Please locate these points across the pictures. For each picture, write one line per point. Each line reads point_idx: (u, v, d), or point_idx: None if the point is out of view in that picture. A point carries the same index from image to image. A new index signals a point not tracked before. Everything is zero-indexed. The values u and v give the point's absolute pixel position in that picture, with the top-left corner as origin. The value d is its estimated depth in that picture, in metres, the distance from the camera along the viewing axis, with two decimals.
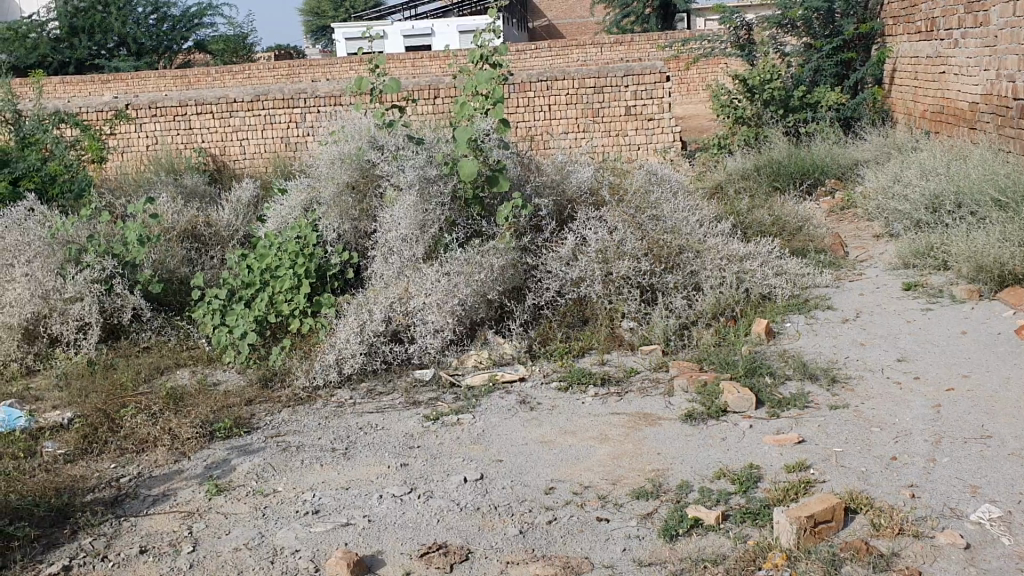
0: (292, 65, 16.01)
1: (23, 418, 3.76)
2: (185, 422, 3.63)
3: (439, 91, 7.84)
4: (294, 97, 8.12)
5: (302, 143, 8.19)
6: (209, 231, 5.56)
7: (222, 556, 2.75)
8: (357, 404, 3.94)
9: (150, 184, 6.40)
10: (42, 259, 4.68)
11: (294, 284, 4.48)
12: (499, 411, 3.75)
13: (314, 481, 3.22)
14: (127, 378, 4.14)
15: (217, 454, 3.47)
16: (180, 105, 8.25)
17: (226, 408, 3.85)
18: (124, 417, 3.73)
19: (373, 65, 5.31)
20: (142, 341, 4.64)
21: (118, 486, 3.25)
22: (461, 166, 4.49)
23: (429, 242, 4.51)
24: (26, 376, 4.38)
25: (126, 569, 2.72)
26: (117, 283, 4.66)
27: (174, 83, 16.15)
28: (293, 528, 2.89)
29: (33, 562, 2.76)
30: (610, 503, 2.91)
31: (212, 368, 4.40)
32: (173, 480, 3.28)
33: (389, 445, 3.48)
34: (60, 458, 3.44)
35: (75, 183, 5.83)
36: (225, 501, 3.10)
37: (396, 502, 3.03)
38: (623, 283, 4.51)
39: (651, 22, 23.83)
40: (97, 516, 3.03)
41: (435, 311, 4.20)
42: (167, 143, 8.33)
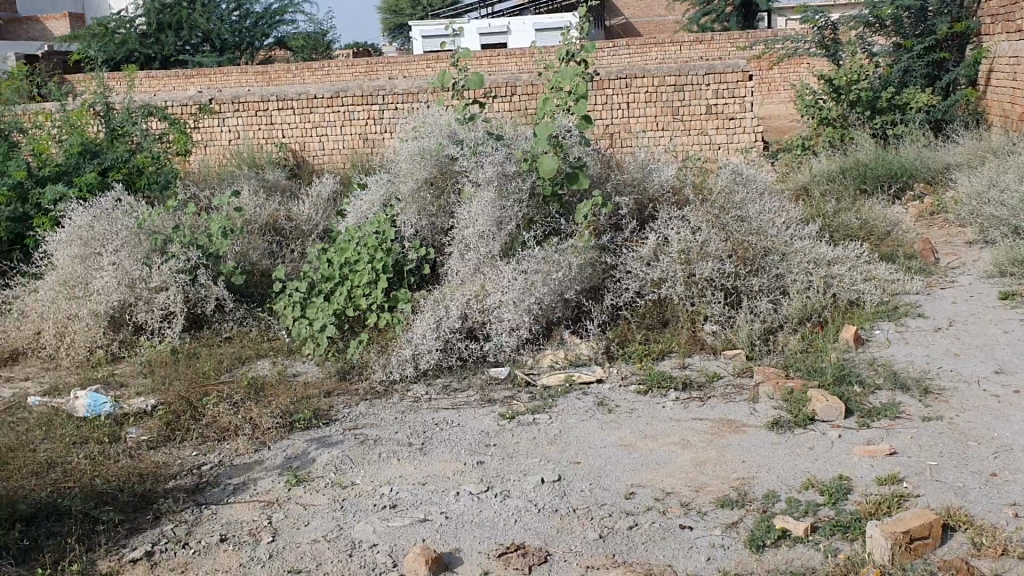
0: (371, 63, 16.21)
1: (108, 403, 3.83)
2: (265, 412, 3.65)
3: (517, 88, 7.81)
4: (373, 94, 8.20)
5: (380, 140, 8.27)
6: (289, 225, 5.59)
7: (301, 547, 2.75)
8: (432, 399, 3.92)
9: (233, 177, 6.49)
10: (129, 248, 4.76)
11: (371, 278, 4.46)
12: (577, 413, 3.69)
13: (392, 474, 3.21)
14: (209, 367, 4.20)
15: (297, 444, 3.48)
16: (262, 100, 8.36)
17: (306, 399, 3.88)
18: (206, 405, 3.77)
19: (455, 59, 5.28)
20: (224, 331, 4.72)
21: (199, 473, 3.27)
22: (541, 162, 4.46)
23: (506, 239, 4.48)
24: (112, 363, 4.48)
25: (208, 557, 2.73)
26: (201, 274, 4.74)
27: (256, 78, 16.47)
28: (371, 522, 2.88)
29: (117, 546, 2.78)
30: (693, 511, 2.83)
31: (292, 359, 4.44)
32: (254, 469, 3.30)
33: (465, 443, 3.45)
34: (144, 444, 3.49)
35: (161, 175, 5.95)
36: (304, 492, 3.11)
37: (474, 500, 2.99)
38: (707, 284, 4.40)
39: (732, 22, 23.51)
40: (180, 502, 3.05)
41: (512, 309, 4.17)
42: (249, 138, 8.47)
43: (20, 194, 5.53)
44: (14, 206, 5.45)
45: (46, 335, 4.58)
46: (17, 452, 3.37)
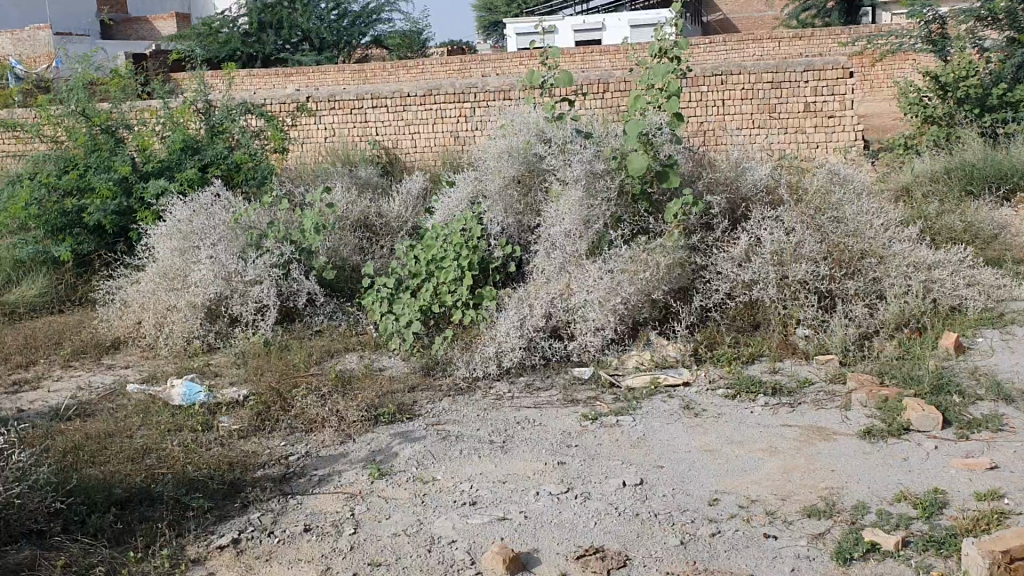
0: (465, 61, 16.38)
1: (202, 393, 3.95)
2: (351, 406, 3.71)
3: (609, 85, 7.78)
4: (465, 91, 8.26)
5: (471, 137, 8.30)
6: (380, 221, 5.66)
7: (381, 540, 2.78)
8: (516, 398, 3.92)
9: (327, 174, 6.62)
10: (226, 243, 4.89)
11: (457, 275, 4.49)
12: (661, 416, 3.64)
13: (473, 472, 3.22)
14: (299, 360, 4.29)
15: (381, 438, 3.52)
16: (358, 98, 8.53)
17: (391, 393, 3.92)
18: (295, 397, 3.85)
19: (545, 57, 5.27)
20: (315, 325, 4.82)
21: (286, 463, 3.34)
22: (631, 161, 4.42)
23: (593, 238, 4.45)
24: (207, 353, 4.62)
25: (291, 546, 2.78)
26: (294, 268, 4.85)
27: (352, 77, 16.78)
28: (450, 518, 2.89)
29: (206, 532, 2.86)
30: (779, 520, 2.76)
31: (379, 353, 4.50)
32: (338, 461, 3.35)
33: (547, 442, 3.44)
34: (235, 432, 3.58)
35: (258, 171, 6.11)
36: (386, 485, 3.15)
37: (554, 501, 2.98)
38: (800, 287, 4.29)
39: (834, 16, 22.91)
40: (267, 491, 3.12)
41: (598, 309, 4.13)
42: (344, 135, 8.63)
43: (125, 188, 5.82)
44: (120, 200, 5.75)
45: (147, 325, 4.75)
46: (116, 437, 3.50)
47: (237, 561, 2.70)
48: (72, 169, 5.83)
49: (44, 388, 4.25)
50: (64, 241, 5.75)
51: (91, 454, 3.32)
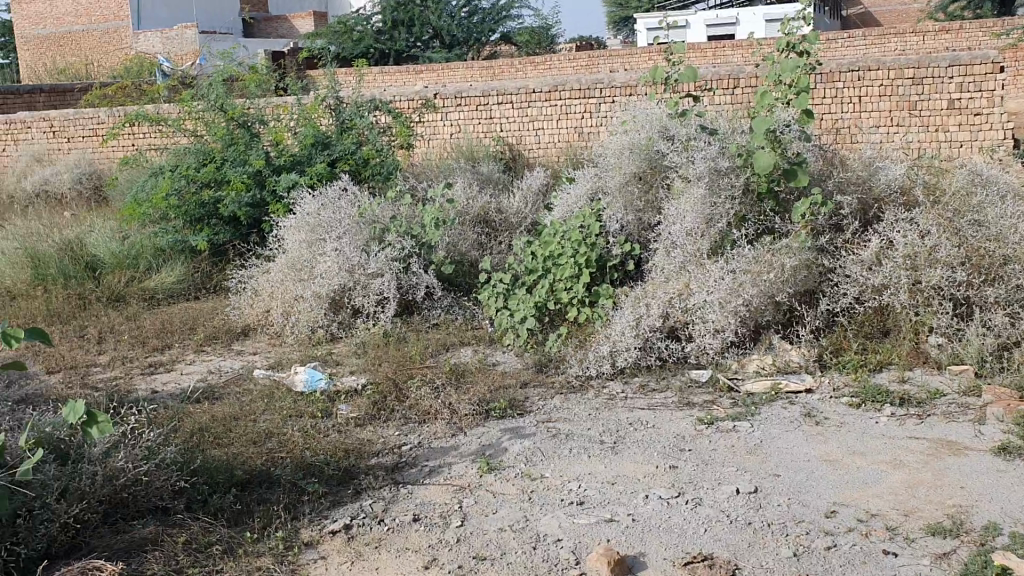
0: (594, 56, 16.38)
1: (323, 380, 4.07)
2: (464, 399, 3.75)
3: (739, 80, 7.59)
4: (591, 87, 8.25)
5: (595, 133, 8.30)
6: (500, 217, 5.68)
7: (487, 534, 2.79)
8: (630, 398, 3.87)
9: (450, 170, 6.71)
10: (350, 237, 4.95)
11: (575, 272, 4.47)
12: (780, 422, 3.52)
13: (582, 471, 3.20)
14: (416, 352, 4.35)
15: (492, 433, 3.54)
16: (484, 95, 8.61)
17: (504, 388, 3.94)
18: (410, 388, 3.92)
19: (669, 53, 5.18)
20: (433, 318, 4.89)
21: (399, 453, 3.39)
22: (757, 158, 4.30)
23: (715, 237, 4.35)
24: (329, 343, 4.75)
25: (400, 535, 2.83)
26: (414, 262, 4.93)
27: (480, 74, 17.00)
28: (557, 517, 2.88)
29: (319, 516, 2.93)
30: (900, 537, 2.63)
31: (493, 348, 4.53)
32: (449, 453, 3.38)
33: (659, 445, 3.38)
34: (352, 420, 3.66)
35: (384, 167, 6.24)
36: (495, 479, 3.16)
37: (663, 505, 2.92)
38: (934, 293, 4.08)
39: (986, 8, 21.70)
40: (379, 479, 3.18)
41: (718, 311, 4.04)
42: (469, 131, 8.72)
43: (258, 181, 6.05)
44: (253, 193, 5.99)
45: (274, 314, 4.92)
46: (239, 421, 3.63)
47: (347, 547, 2.76)
48: (210, 163, 6.10)
49: (177, 371, 4.46)
50: (202, 231, 6.03)
51: (216, 436, 3.46)
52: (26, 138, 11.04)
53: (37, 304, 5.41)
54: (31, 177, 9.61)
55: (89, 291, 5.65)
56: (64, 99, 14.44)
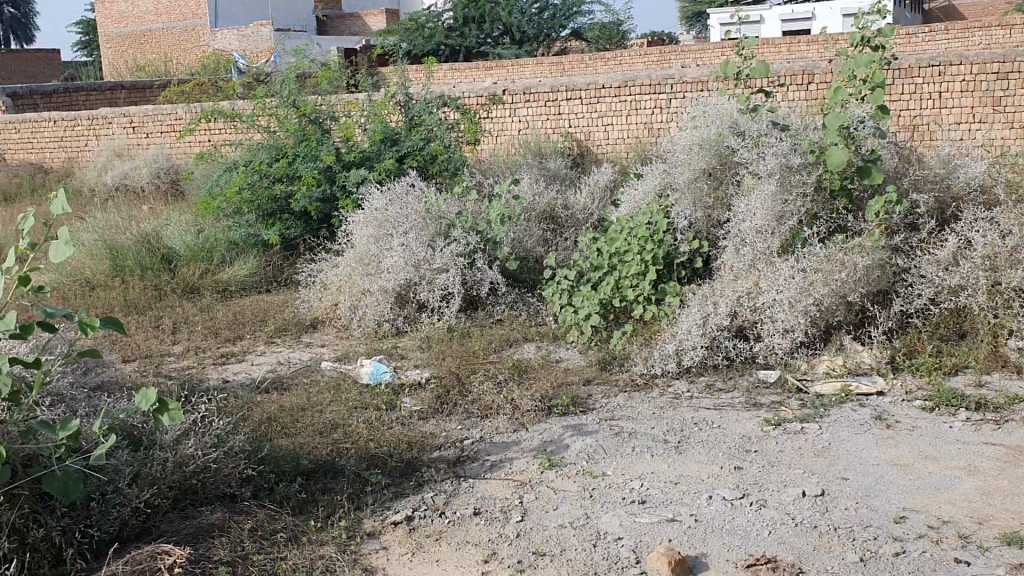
0: (665, 51, 16.25)
1: (388, 373, 4.12)
2: (526, 395, 3.75)
3: (814, 76, 7.45)
4: (661, 82, 8.17)
5: (665, 129, 8.20)
6: (566, 213, 5.67)
7: (548, 530, 2.79)
8: (695, 398, 3.83)
9: (518, 166, 6.71)
10: (416, 232, 5.01)
11: (641, 269, 4.43)
12: (849, 425, 3.45)
13: (645, 470, 3.17)
14: (479, 347, 4.37)
15: (554, 429, 3.53)
16: (553, 90, 8.60)
17: (567, 385, 3.93)
18: (473, 383, 3.94)
19: (740, 48, 5.09)
20: (497, 314, 4.90)
21: (461, 447, 3.41)
22: (830, 155, 4.21)
23: (786, 235, 4.27)
24: (395, 337, 4.80)
25: (461, 528, 2.84)
26: (479, 258, 4.96)
27: (550, 69, 17.01)
28: (618, 515, 2.86)
29: (382, 507, 2.97)
30: (973, 545, 2.55)
31: (557, 345, 4.52)
32: (511, 448, 3.39)
33: (724, 445, 3.34)
34: (415, 414, 3.69)
35: (452, 163, 6.27)
36: (556, 476, 3.16)
37: (726, 506, 2.88)
38: (1014, 295, 3.95)
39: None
40: (441, 472, 3.20)
41: (786, 310, 3.97)
42: (537, 127, 8.73)
43: (329, 176, 6.15)
44: (323, 188, 6.09)
45: (342, 307, 4.99)
46: (306, 412, 3.69)
47: (408, 538, 2.78)
48: (282, 158, 6.22)
49: (247, 362, 4.55)
50: (273, 225, 6.15)
51: (283, 426, 3.52)
52: (108, 133, 11.38)
53: (116, 295, 5.58)
54: (112, 171, 9.92)
55: (165, 283, 5.81)
56: (144, 95, 14.85)
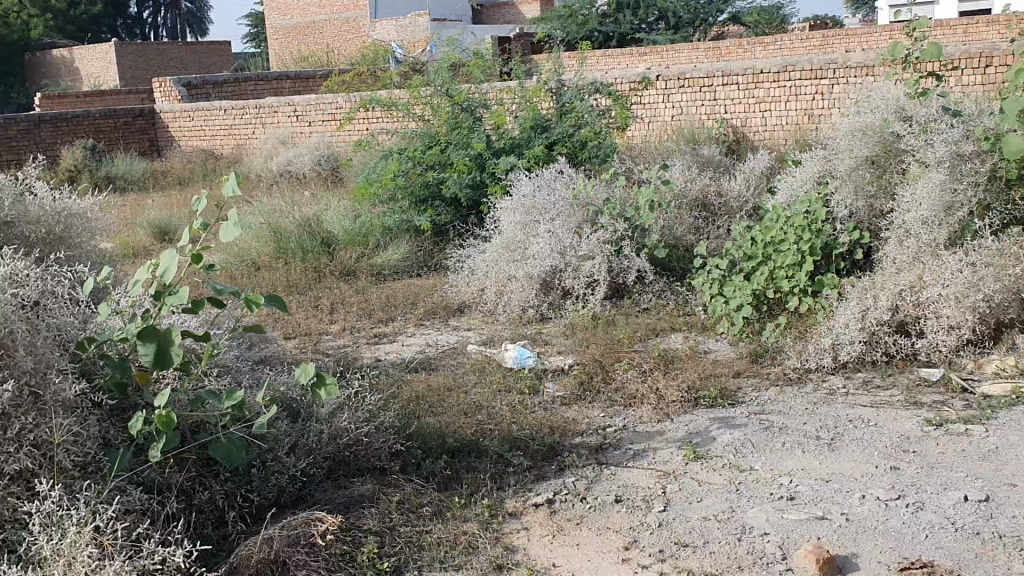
0: (828, 35, 15.66)
1: (532, 358, 4.16)
2: (672, 385, 3.71)
3: (992, 59, 7.02)
4: (823, 67, 7.89)
5: (825, 115, 7.95)
6: (719, 201, 5.55)
7: (691, 522, 2.75)
8: (849, 394, 3.68)
9: (670, 152, 6.61)
10: (564, 219, 5.02)
11: (797, 259, 4.30)
12: (1020, 429, 3.23)
13: (794, 466, 3.08)
14: (625, 335, 4.35)
15: (699, 421, 3.47)
16: (708, 76, 8.44)
17: (715, 376, 3.86)
18: (618, 371, 3.92)
19: (911, 29, 4.83)
20: (644, 303, 4.86)
21: (604, 434, 3.40)
22: (1006, 143, 3.95)
23: (955, 227, 4.05)
24: (540, 323, 4.82)
25: (602, 514, 2.84)
26: (626, 246, 4.93)
27: (706, 55, 16.69)
28: (765, 510, 2.79)
29: (524, 489, 3.00)
30: None
31: (706, 335, 4.43)
32: (655, 438, 3.35)
33: (880, 445, 3.20)
34: (558, 399, 3.71)
35: (602, 150, 6.24)
36: (701, 468, 3.10)
37: (880, 506, 2.77)
38: None
39: None
40: (583, 458, 3.21)
41: (952, 306, 3.76)
42: (691, 113, 8.61)
43: (480, 163, 6.25)
44: (474, 174, 6.21)
45: (489, 292, 5.06)
46: (452, 392, 3.77)
47: (550, 521, 2.80)
48: (434, 145, 6.38)
49: (397, 343, 4.69)
50: (426, 211, 6.34)
51: (430, 405, 3.61)
52: (273, 122, 11.94)
53: (277, 276, 5.85)
54: (277, 158, 10.40)
55: (324, 266, 6.04)
56: (307, 85, 15.47)
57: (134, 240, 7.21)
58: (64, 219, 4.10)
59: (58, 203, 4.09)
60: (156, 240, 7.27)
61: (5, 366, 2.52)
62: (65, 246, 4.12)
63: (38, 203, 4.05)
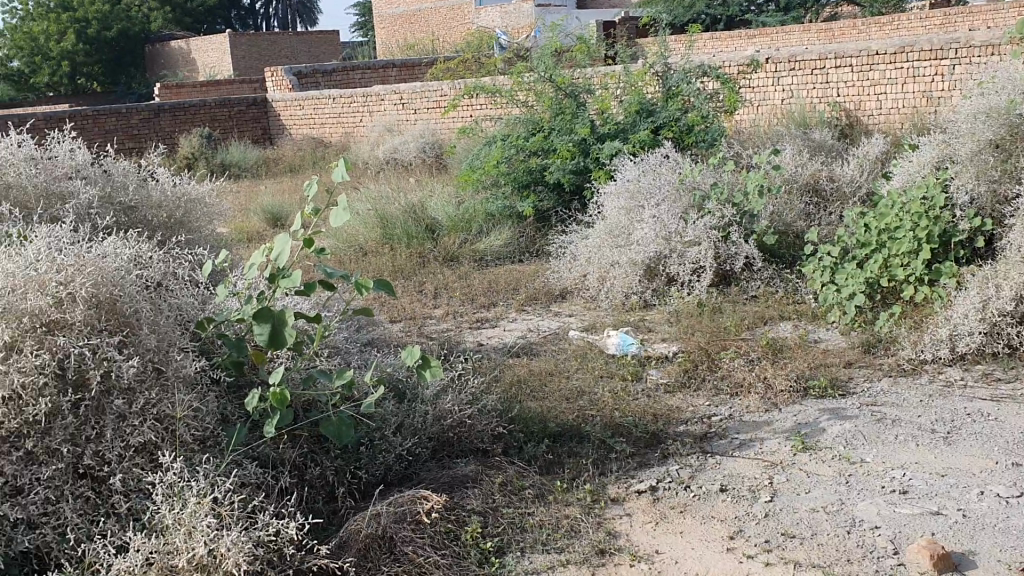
0: (950, 14, 15.01)
1: (635, 345, 4.13)
2: (780, 374, 3.63)
3: None
4: (944, 47, 7.55)
5: (946, 97, 7.61)
6: (831, 186, 5.41)
7: (798, 513, 2.70)
8: (968, 386, 3.54)
9: (780, 136, 6.46)
10: (669, 204, 4.96)
11: (913, 247, 4.15)
12: None
13: (908, 459, 2.98)
14: (731, 323, 4.27)
15: (808, 412, 3.40)
16: (820, 58, 8.24)
17: (825, 366, 3.77)
18: (724, 359, 3.86)
19: None
20: (752, 290, 4.76)
21: (709, 423, 3.36)
22: None
23: None
24: (643, 309, 4.79)
25: (707, 503, 2.81)
26: (734, 232, 4.85)
27: (819, 36, 16.22)
28: (876, 503, 2.72)
29: (627, 476, 2.99)
30: None
31: (815, 324, 4.33)
32: (762, 428, 3.30)
33: (1001, 440, 3.07)
34: (662, 386, 3.68)
35: (709, 134, 6.13)
36: (809, 459, 3.04)
37: (1000, 504, 2.66)
38: None
39: None
40: (687, 446, 3.18)
41: None
42: (801, 97, 8.40)
43: (584, 149, 6.24)
44: (577, 160, 6.20)
45: (591, 278, 5.05)
46: (555, 377, 3.79)
47: (653, 508, 2.79)
48: (538, 132, 6.42)
49: (500, 327, 4.73)
50: (529, 197, 6.37)
51: (532, 389, 3.64)
52: (380, 110, 12.15)
53: (384, 261, 5.96)
54: (384, 145, 10.58)
55: (429, 251, 6.12)
56: (413, 73, 15.68)
57: (248, 226, 7.44)
58: (184, 204, 4.27)
59: (178, 189, 4.27)
60: (268, 226, 7.49)
61: (131, 343, 2.64)
62: (185, 230, 4.29)
63: (160, 189, 4.23)
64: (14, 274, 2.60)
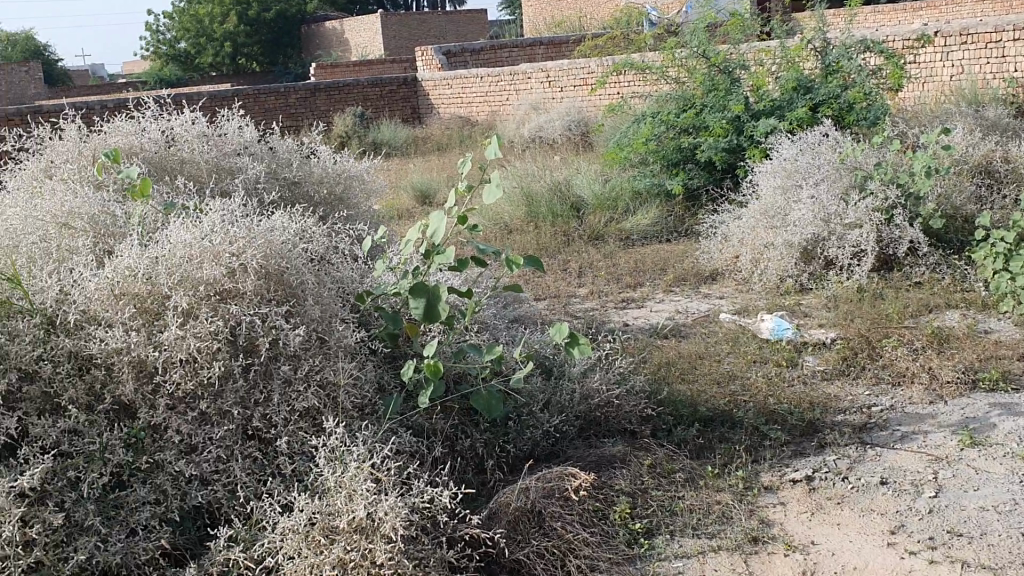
0: None
1: (791, 330, 4.02)
2: (946, 364, 3.46)
3: None
4: None
5: None
6: (1005, 167, 5.10)
7: (966, 511, 2.57)
8: None
9: (949, 114, 6.13)
10: (828, 184, 4.80)
11: None
12: None
13: None
14: (894, 310, 4.09)
15: (977, 405, 3.22)
16: (996, 31, 7.82)
17: (996, 358, 3.56)
18: (885, 347, 3.71)
19: None
20: (915, 276, 4.55)
21: (869, 413, 3.23)
22: None
23: None
24: (799, 293, 4.64)
25: (866, 495, 2.71)
26: (898, 214, 4.62)
27: (992, 8, 15.29)
28: None
29: (781, 464, 2.91)
30: None
31: (986, 314, 4.10)
32: (926, 421, 3.15)
33: None
34: (819, 373, 3.58)
35: (871, 112, 5.86)
36: (978, 455, 2.89)
37: None
38: None
39: None
40: (846, 436, 3.07)
41: None
42: (974, 72, 8.01)
43: (737, 126, 6.09)
44: (730, 138, 6.06)
45: (744, 260, 4.93)
46: (706, 361, 3.73)
47: (809, 498, 2.71)
48: (689, 108, 6.31)
49: (647, 308, 4.68)
50: (678, 174, 6.28)
51: (683, 371, 3.59)
52: (528, 88, 12.22)
53: (531, 238, 6.00)
54: (530, 123, 10.62)
55: (574, 229, 6.11)
56: (560, 51, 15.72)
57: (399, 202, 7.63)
58: (344, 180, 4.42)
59: (339, 166, 4.42)
60: (418, 203, 7.66)
61: (296, 313, 2.77)
62: (344, 206, 4.43)
63: (321, 166, 4.38)
64: (191, 245, 2.74)
